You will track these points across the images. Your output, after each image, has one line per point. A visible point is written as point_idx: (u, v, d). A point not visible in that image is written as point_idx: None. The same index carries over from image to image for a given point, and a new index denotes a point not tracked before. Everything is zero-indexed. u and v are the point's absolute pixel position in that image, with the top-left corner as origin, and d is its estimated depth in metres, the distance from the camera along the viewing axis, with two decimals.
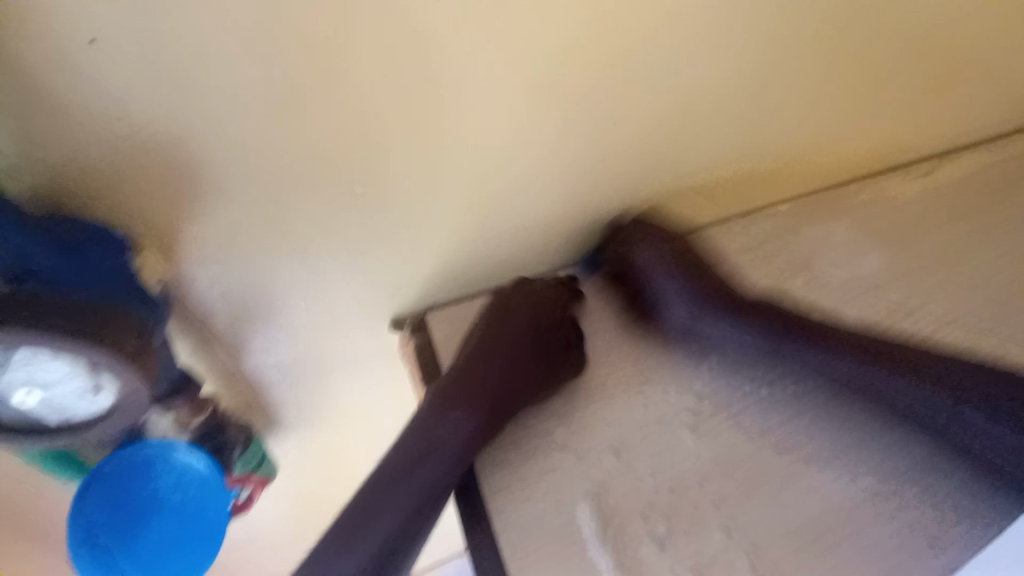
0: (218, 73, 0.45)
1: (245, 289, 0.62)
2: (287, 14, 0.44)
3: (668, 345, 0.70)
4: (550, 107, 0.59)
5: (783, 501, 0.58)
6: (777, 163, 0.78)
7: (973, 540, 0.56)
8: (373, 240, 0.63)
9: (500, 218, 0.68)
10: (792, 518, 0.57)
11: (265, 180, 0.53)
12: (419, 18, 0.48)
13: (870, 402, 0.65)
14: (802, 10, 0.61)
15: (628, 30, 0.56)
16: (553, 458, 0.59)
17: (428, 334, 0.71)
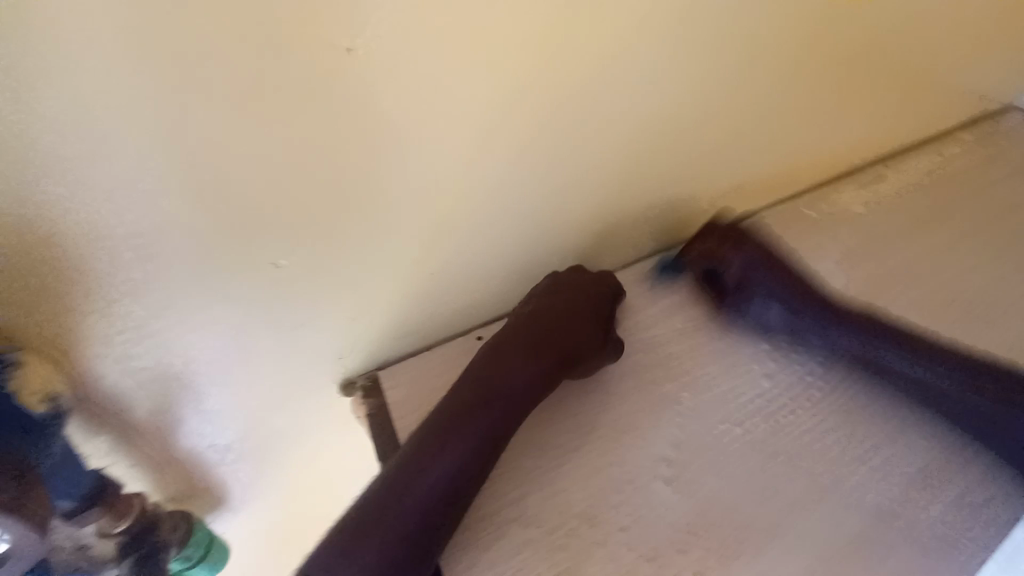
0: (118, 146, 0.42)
1: (164, 369, 0.56)
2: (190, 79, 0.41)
3: (633, 388, 0.68)
4: (491, 154, 0.57)
5: (794, 532, 0.57)
6: (718, 186, 0.80)
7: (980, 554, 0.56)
8: (307, 308, 0.58)
9: (454, 267, 0.65)
10: (806, 548, 0.56)
11: (177, 253, 0.49)
12: (341, 76, 0.45)
13: (859, 418, 0.66)
14: (729, 40, 0.63)
15: (566, 71, 0.55)
16: (524, 529, 0.55)
17: (382, 397, 0.66)
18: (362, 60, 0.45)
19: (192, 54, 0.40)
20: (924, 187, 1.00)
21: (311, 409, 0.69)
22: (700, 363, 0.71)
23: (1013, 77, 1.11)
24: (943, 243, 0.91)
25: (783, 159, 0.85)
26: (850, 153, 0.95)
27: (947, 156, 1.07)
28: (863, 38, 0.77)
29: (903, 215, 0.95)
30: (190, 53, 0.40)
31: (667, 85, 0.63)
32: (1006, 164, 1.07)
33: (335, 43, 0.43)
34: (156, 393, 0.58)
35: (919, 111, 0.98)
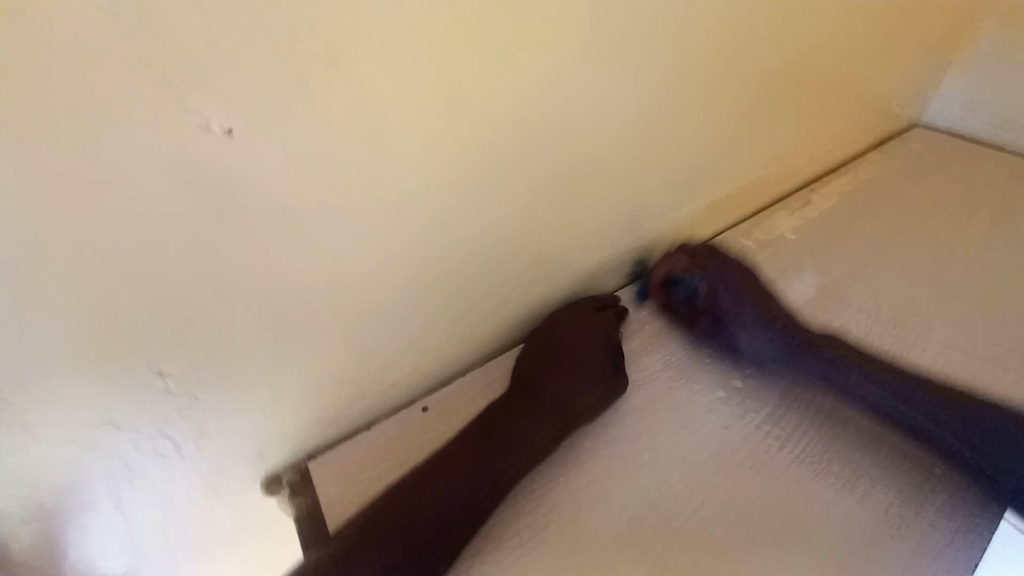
0: None
1: (31, 510, 0.47)
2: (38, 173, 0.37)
3: (587, 457, 0.65)
4: (408, 217, 0.55)
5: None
6: (649, 225, 0.82)
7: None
8: (211, 416, 0.53)
9: (385, 339, 0.62)
10: None
11: (44, 380, 0.43)
12: (218, 155, 0.42)
13: (823, 452, 0.67)
14: (634, 94, 0.65)
15: (473, 130, 0.55)
16: None
17: (314, 493, 0.61)
18: (247, 149, 0.43)
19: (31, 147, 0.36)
20: (848, 208, 1.05)
21: (235, 512, 0.61)
22: (659, 416, 0.70)
23: (914, 98, 1.20)
24: (870, 260, 0.95)
25: (710, 193, 0.88)
26: (773, 181, 0.99)
27: (866, 175, 1.12)
28: (771, 74, 0.80)
29: (833, 238, 0.99)
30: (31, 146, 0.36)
31: (579, 132, 0.63)
32: (918, 179, 1.14)
33: (204, 119, 0.40)
34: (29, 537, 0.49)
35: (830, 137, 1.04)
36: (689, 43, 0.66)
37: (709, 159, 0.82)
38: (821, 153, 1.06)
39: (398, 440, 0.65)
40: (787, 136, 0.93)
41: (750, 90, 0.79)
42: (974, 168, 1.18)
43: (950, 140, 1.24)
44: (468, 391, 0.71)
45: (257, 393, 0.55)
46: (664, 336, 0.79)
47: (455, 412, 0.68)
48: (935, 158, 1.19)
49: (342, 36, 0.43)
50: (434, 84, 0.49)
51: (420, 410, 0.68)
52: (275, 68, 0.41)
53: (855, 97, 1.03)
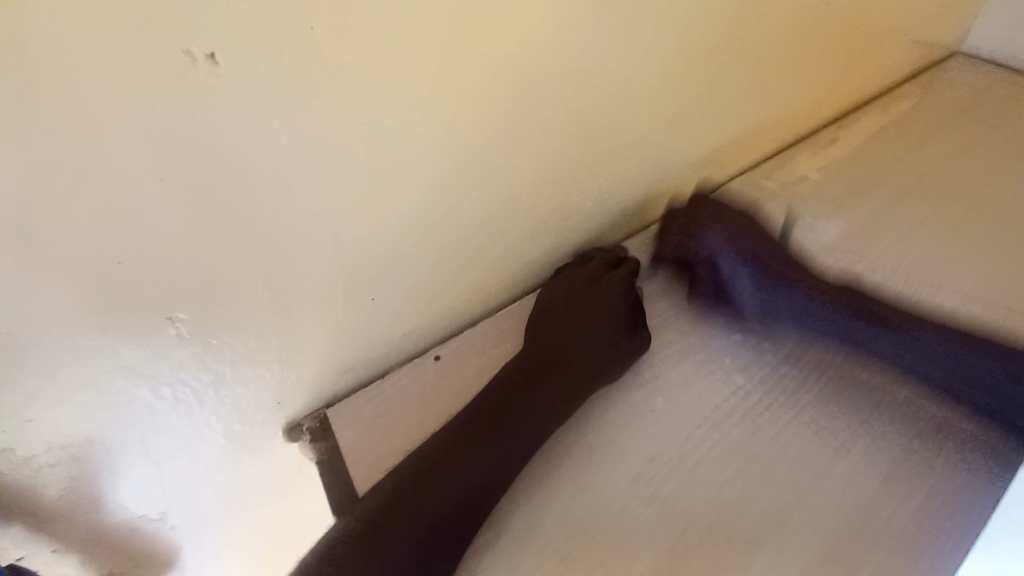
0: None
1: (60, 456, 0.49)
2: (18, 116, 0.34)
3: (598, 402, 0.65)
4: (413, 160, 0.52)
5: (790, 524, 0.56)
6: (663, 168, 0.78)
7: (975, 516, 0.57)
8: (227, 362, 0.53)
9: (396, 289, 0.61)
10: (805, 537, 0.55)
11: (55, 330, 0.43)
12: (207, 87, 0.39)
13: (841, 397, 0.66)
14: (649, 20, 0.60)
15: (479, 63, 0.51)
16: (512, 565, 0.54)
17: (333, 439, 0.63)
18: (239, 83, 0.40)
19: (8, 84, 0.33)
20: (877, 145, 0.99)
21: (259, 458, 0.63)
22: (673, 364, 0.69)
23: (950, 23, 1.11)
24: (900, 200, 0.90)
25: (728, 132, 0.83)
26: (797, 119, 0.94)
27: (897, 110, 1.05)
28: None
29: (862, 177, 0.93)
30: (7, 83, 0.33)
31: (590, 64, 0.59)
32: (951, 113, 1.07)
33: (188, 48, 0.37)
34: (63, 480, 0.50)
35: (859, 69, 0.97)
36: None
37: (728, 95, 0.77)
38: (849, 87, 0.99)
39: (413, 390, 0.66)
40: (812, 69, 0.87)
41: (775, 14, 0.73)
42: (1010, 99, 1.10)
43: (984, 70, 1.16)
44: (480, 342, 0.70)
45: (268, 341, 0.55)
46: (679, 283, 0.77)
47: (467, 362, 0.69)
48: (969, 90, 1.12)
49: None
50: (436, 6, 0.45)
51: (433, 358, 0.68)
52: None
53: (889, 23, 0.95)
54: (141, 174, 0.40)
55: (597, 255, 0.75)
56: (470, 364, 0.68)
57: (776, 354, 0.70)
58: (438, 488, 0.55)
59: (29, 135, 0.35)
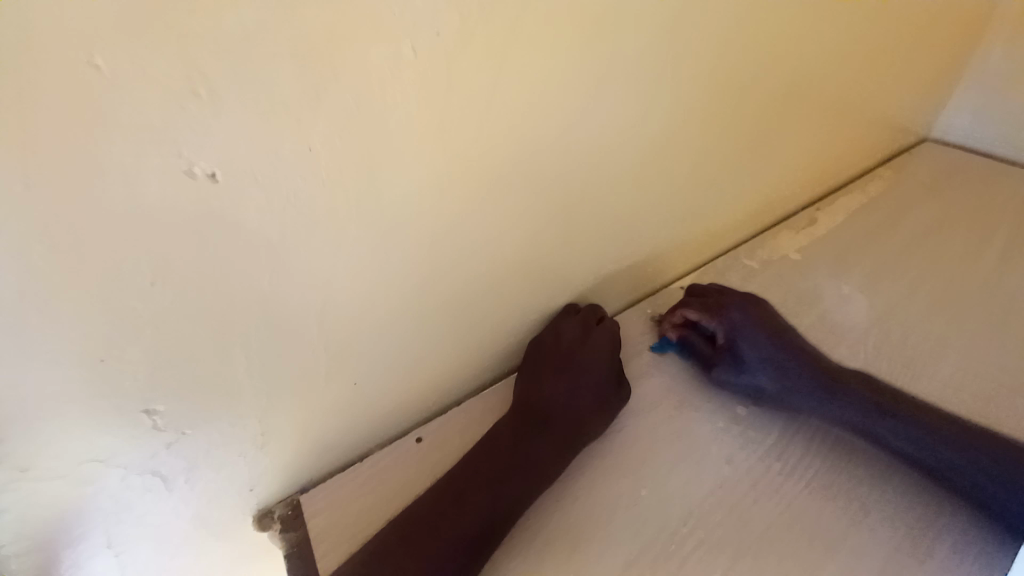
0: None
1: (24, 546, 0.48)
2: (39, 225, 0.37)
3: (581, 485, 0.64)
4: (403, 249, 0.55)
5: None
6: (648, 246, 0.81)
7: None
8: (201, 448, 0.53)
9: (381, 367, 0.61)
10: None
11: (37, 421, 0.44)
12: (204, 196, 0.42)
13: (827, 487, 0.65)
14: (630, 119, 0.66)
15: (470, 161, 0.55)
16: None
17: (304, 528, 0.60)
18: (236, 193, 0.43)
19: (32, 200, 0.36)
20: (855, 227, 1.03)
21: (226, 545, 0.60)
22: (658, 446, 0.68)
23: (918, 114, 1.19)
24: (882, 278, 0.93)
25: (709, 214, 0.87)
26: (777, 202, 0.99)
27: (872, 192, 1.11)
28: (768, 96, 0.81)
29: (842, 257, 0.96)
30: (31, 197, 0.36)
31: (574, 157, 0.64)
32: (924, 194, 1.12)
33: (189, 162, 0.40)
34: (20, 571, 0.48)
35: (833, 156, 1.04)
36: (685, 64, 0.67)
37: (707, 182, 0.82)
38: (824, 172, 1.05)
39: (390, 473, 0.64)
40: (787, 156, 0.93)
41: (746, 114, 0.79)
42: (980, 182, 1.16)
43: (953, 155, 1.24)
44: (462, 423, 0.69)
45: (245, 425, 0.54)
46: (664, 360, 0.78)
47: (449, 442, 0.67)
48: (945, 176, 1.17)
49: (340, 74, 0.43)
50: (431, 113, 0.50)
51: (414, 441, 0.67)
52: (271, 113, 0.42)
53: (858, 117, 1.03)
54: (138, 276, 0.42)
55: (581, 313, 0.75)
56: (451, 443, 0.67)
57: (762, 439, 0.69)
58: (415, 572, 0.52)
59: (14, 231, 0.37)
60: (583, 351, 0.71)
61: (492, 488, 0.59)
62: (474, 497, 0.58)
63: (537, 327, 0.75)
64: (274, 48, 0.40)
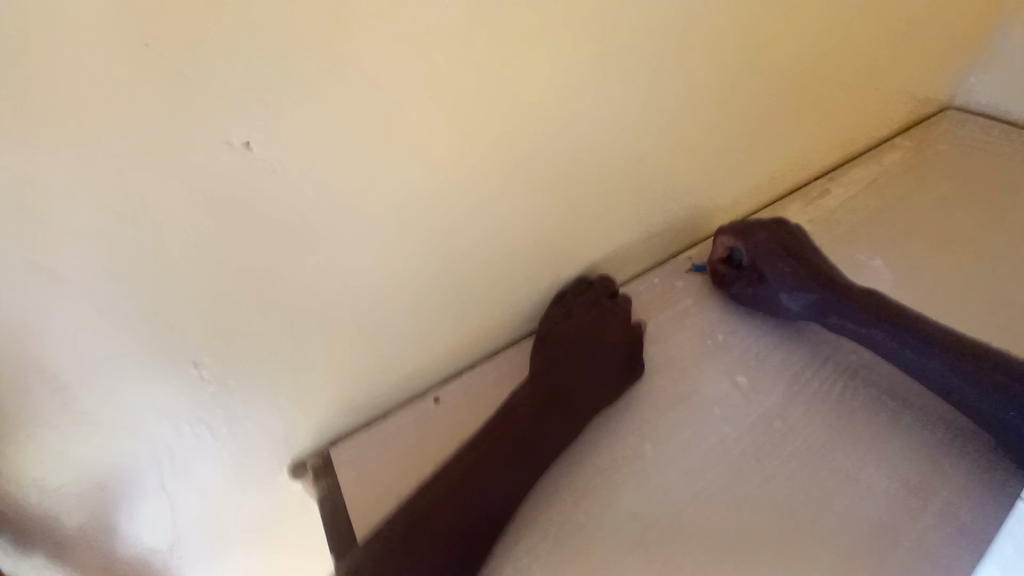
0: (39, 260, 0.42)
1: (91, 484, 0.54)
2: (103, 192, 0.41)
3: (590, 444, 0.68)
4: (424, 219, 0.58)
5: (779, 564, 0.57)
6: (661, 217, 0.83)
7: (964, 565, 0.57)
8: (241, 403, 0.58)
9: (402, 332, 0.65)
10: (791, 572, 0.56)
11: (103, 372, 0.49)
12: (238, 167, 0.45)
13: (828, 444, 0.67)
14: (651, 86, 0.66)
15: (488, 130, 0.56)
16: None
17: (334, 477, 0.65)
18: (268, 163, 0.46)
19: (96, 168, 0.40)
20: (868, 199, 1.03)
21: (263, 493, 0.66)
22: (664, 410, 0.71)
23: (937, 82, 1.17)
24: (894, 248, 0.93)
25: (724, 184, 0.88)
26: (791, 173, 0.99)
27: (888, 162, 1.10)
28: (790, 62, 0.80)
29: (853, 228, 0.97)
30: (96, 166, 0.40)
31: (593, 122, 0.64)
32: (942, 165, 1.12)
33: (227, 131, 0.43)
34: (86, 507, 0.55)
35: (851, 126, 1.03)
36: (702, 33, 0.66)
37: (723, 152, 0.82)
38: (841, 142, 1.04)
39: (412, 430, 0.69)
40: (806, 125, 0.92)
41: (766, 81, 0.79)
42: (999, 153, 1.15)
43: (973, 125, 1.22)
44: (478, 385, 0.74)
45: (279, 383, 0.59)
46: (675, 327, 0.81)
47: (465, 403, 0.72)
48: (963, 146, 1.16)
49: (371, 42, 0.45)
50: (456, 82, 0.51)
51: (433, 401, 0.72)
52: (306, 81, 0.44)
53: (880, 83, 1.01)
54: (183, 240, 0.46)
55: (594, 285, 0.78)
56: (468, 403, 0.72)
57: (767, 401, 0.72)
58: (446, 522, 0.57)
59: (87, 200, 0.41)
60: (593, 321, 0.75)
61: (505, 442, 0.63)
62: (491, 452, 0.63)
63: (552, 295, 0.77)
64: (314, 19, 0.42)
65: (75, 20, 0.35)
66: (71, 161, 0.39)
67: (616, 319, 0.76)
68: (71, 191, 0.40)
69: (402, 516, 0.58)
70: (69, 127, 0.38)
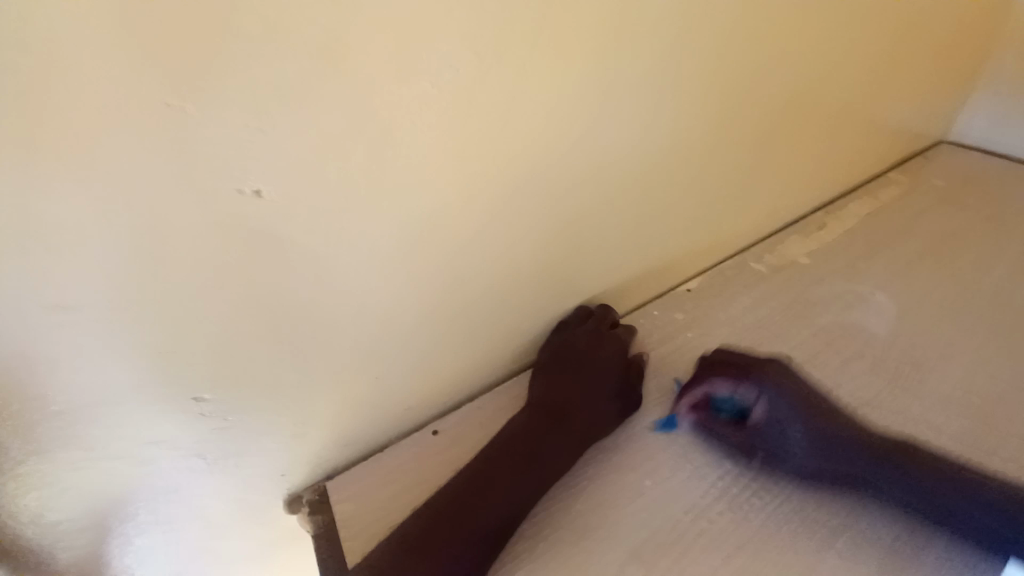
0: (54, 299, 0.43)
1: (88, 519, 0.54)
2: (117, 233, 0.43)
3: (587, 476, 0.68)
4: (426, 256, 0.60)
5: None
6: (659, 250, 0.84)
7: None
8: (241, 436, 0.58)
9: (402, 364, 0.66)
10: None
11: (107, 407, 0.49)
12: (248, 208, 0.47)
13: (826, 482, 0.67)
14: (647, 125, 0.69)
15: (489, 168, 0.58)
16: None
17: (330, 512, 0.65)
18: (277, 204, 0.48)
19: (112, 211, 0.42)
20: (865, 232, 1.04)
21: (257, 528, 0.65)
22: (661, 444, 0.71)
23: (928, 118, 1.20)
24: (894, 281, 0.94)
25: (721, 218, 0.90)
26: (787, 207, 1.01)
27: (883, 196, 1.12)
28: (782, 101, 0.83)
29: (852, 261, 0.98)
30: (112, 209, 0.42)
31: (591, 160, 0.66)
32: (937, 198, 1.13)
33: (239, 175, 0.45)
34: (81, 541, 0.54)
35: (845, 161, 1.05)
36: (694, 76, 0.69)
37: (719, 187, 0.85)
38: (836, 177, 1.06)
39: (410, 463, 0.69)
40: (800, 161, 0.95)
41: (760, 120, 0.82)
42: (993, 186, 1.17)
43: (966, 159, 1.25)
44: (477, 418, 0.74)
45: (280, 417, 0.59)
46: (674, 359, 0.81)
47: (463, 436, 0.72)
48: (958, 180, 1.18)
49: (380, 89, 0.48)
50: (459, 124, 0.54)
51: (431, 434, 0.72)
52: (315, 126, 0.46)
53: (872, 121, 1.04)
54: (192, 279, 0.48)
55: (595, 315, 0.79)
56: (467, 435, 0.72)
57: None
58: (441, 554, 0.56)
59: (103, 242, 0.43)
60: (596, 351, 0.74)
61: (503, 474, 0.63)
62: (489, 483, 0.62)
63: (550, 326, 0.79)
64: (326, 71, 0.45)
65: (100, 75, 0.38)
66: (89, 205, 0.41)
67: (618, 348, 0.76)
68: (88, 233, 0.42)
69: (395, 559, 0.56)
70: (89, 174, 0.40)
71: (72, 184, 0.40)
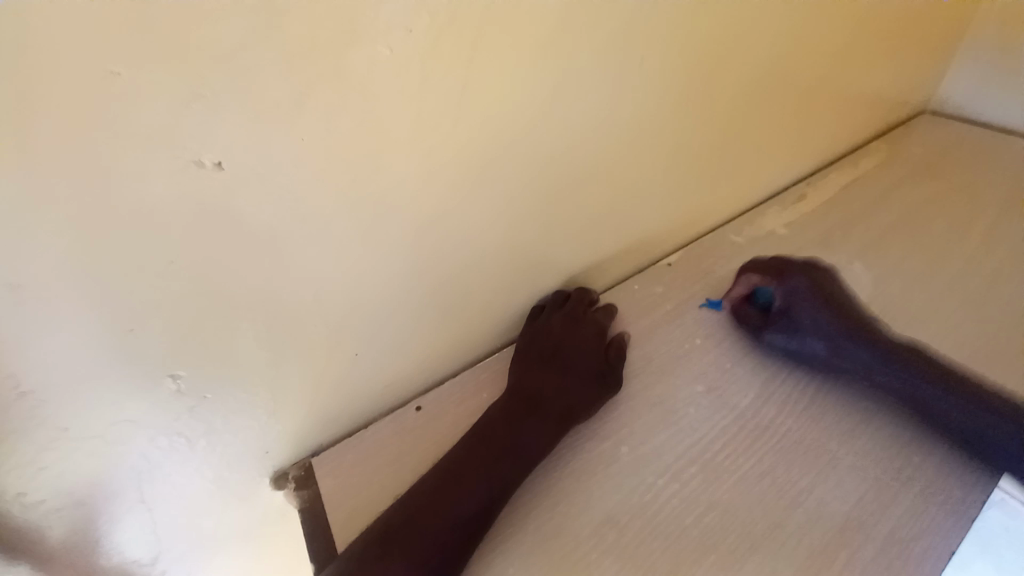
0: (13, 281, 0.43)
1: (70, 501, 0.54)
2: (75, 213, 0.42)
3: (567, 446, 0.69)
4: (397, 232, 0.60)
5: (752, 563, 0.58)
6: (637, 225, 0.85)
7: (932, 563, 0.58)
8: (219, 415, 0.59)
9: (381, 342, 0.67)
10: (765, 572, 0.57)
11: (78, 389, 0.50)
12: (209, 185, 0.47)
13: (800, 445, 0.69)
14: (619, 96, 0.68)
15: (458, 142, 0.58)
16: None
17: (315, 487, 0.66)
18: (238, 181, 0.48)
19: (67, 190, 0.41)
20: (843, 203, 1.05)
21: (244, 504, 0.67)
22: (641, 413, 0.72)
23: (909, 87, 1.20)
24: (868, 250, 0.95)
25: (698, 192, 0.90)
26: (767, 179, 1.01)
27: (863, 166, 1.13)
28: (758, 70, 0.82)
29: (829, 232, 0.99)
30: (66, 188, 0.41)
31: (563, 132, 0.66)
32: (915, 168, 1.14)
33: (196, 150, 0.45)
34: (64, 525, 0.55)
35: (824, 133, 1.06)
36: (667, 44, 0.68)
37: (695, 160, 0.85)
38: (816, 148, 1.07)
39: (393, 439, 0.70)
40: (778, 132, 0.95)
41: (736, 90, 0.81)
42: (969, 155, 1.18)
43: (945, 129, 1.25)
44: (458, 394, 0.75)
45: (258, 395, 0.60)
46: (653, 332, 0.82)
47: (445, 412, 0.73)
48: (936, 149, 1.19)
49: (340, 61, 0.47)
50: (425, 97, 0.53)
51: (413, 410, 0.73)
52: (274, 99, 0.46)
53: (851, 90, 1.04)
54: (156, 258, 0.47)
55: (577, 293, 0.80)
56: (449, 412, 0.73)
57: (742, 403, 0.73)
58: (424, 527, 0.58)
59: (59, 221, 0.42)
60: (576, 327, 0.76)
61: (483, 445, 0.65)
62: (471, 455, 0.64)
63: (531, 302, 0.79)
64: (282, 42, 0.44)
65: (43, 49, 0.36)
66: (43, 184, 0.40)
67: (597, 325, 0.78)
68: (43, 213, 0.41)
69: (378, 533, 0.58)
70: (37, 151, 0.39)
71: (20, 166, 0.39)
